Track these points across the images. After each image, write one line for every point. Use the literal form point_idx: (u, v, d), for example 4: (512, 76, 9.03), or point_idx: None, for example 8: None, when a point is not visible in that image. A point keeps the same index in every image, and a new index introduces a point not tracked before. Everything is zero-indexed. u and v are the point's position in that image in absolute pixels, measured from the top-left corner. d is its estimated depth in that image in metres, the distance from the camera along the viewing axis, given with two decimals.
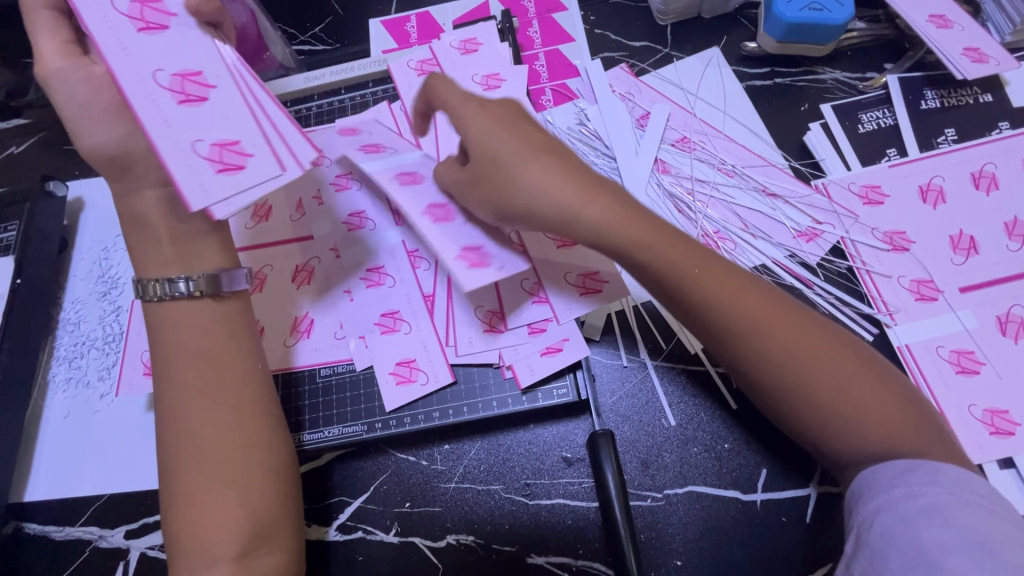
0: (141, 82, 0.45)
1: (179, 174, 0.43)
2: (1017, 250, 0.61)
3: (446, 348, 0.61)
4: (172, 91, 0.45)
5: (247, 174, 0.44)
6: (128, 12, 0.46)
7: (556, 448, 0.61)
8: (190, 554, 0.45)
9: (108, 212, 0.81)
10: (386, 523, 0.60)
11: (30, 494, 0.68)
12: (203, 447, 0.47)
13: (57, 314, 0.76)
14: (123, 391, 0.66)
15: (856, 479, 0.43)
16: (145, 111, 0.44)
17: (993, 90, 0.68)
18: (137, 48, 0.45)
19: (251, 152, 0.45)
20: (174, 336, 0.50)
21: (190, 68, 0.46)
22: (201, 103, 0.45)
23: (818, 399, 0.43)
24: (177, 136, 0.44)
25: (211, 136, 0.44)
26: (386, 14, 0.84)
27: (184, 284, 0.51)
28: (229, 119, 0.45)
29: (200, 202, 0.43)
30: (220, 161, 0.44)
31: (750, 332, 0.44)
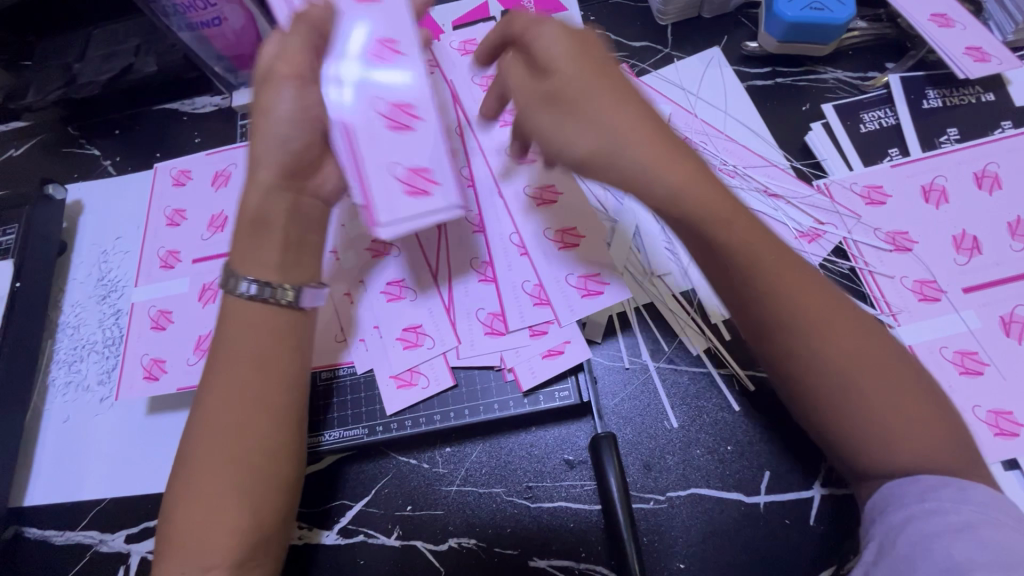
0: (364, 108, 0.46)
1: (372, 190, 0.45)
2: (1021, 250, 0.60)
3: (447, 351, 0.61)
4: (386, 117, 0.46)
5: (431, 203, 0.45)
6: (374, 47, 0.47)
7: (558, 451, 0.60)
8: (186, 552, 0.45)
9: (107, 215, 0.80)
10: (387, 527, 0.60)
11: (30, 497, 0.67)
12: (223, 449, 0.47)
13: (57, 317, 0.76)
14: (122, 394, 0.66)
15: (881, 488, 0.43)
16: (359, 133, 0.46)
17: (994, 90, 0.68)
18: (367, 77, 0.47)
19: (438, 183, 0.46)
20: (235, 332, 0.50)
21: (406, 99, 0.46)
22: (407, 131, 0.46)
23: (858, 408, 0.42)
24: (377, 156, 0.46)
25: (406, 162, 0.46)
26: None
27: (255, 286, 0.50)
28: (426, 148, 0.46)
29: (385, 221, 0.45)
30: (410, 186, 0.45)
31: (808, 332, 0.42)
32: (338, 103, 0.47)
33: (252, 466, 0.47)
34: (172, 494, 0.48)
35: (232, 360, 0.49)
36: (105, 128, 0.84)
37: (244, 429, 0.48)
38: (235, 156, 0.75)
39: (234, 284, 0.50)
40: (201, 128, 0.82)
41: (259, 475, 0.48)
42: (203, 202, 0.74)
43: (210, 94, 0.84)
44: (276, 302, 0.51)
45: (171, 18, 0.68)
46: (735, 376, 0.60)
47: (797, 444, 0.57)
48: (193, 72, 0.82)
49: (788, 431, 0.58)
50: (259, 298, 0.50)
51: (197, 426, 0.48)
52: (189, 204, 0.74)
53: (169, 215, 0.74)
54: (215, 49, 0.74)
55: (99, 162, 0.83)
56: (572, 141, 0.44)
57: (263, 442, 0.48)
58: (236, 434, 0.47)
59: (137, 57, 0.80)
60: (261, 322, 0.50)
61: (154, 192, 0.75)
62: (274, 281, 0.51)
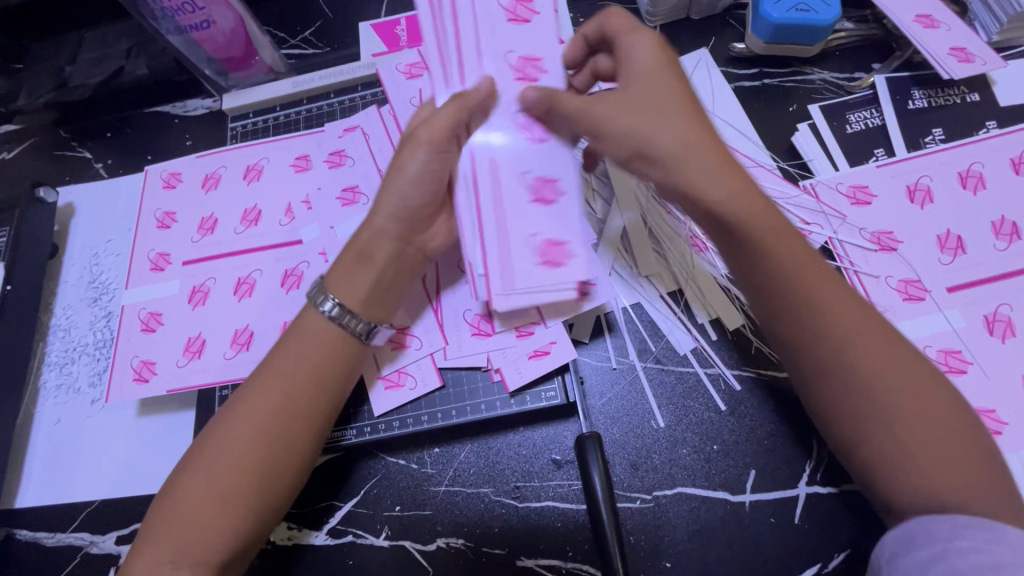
0: (516, 181, 0.55)
1: (514, 257, 0.54)
2: (1005, 249, 0.61)
3: (434, 353, 0.61)
4: (531, 191, 0.55)
5: (565, 271, 0.54)
6: (523, 124, 0.56)
7: (546, 450, 0.61)
8: (171, 540, 0.49)
9: (99, 217, 0.81)
10: (376, 527, 0.60)
11: (22, 499, 0.68)
12: (244, 456, 0.51)
13: (48, 319, 0.76)
14: (113, 396, 0.66)
15: (903, 525, 0.42)
16: (507, 202, 0.54)
17: (980, 90, 0.68)
18: (522, 153, 0.55)
19: (573, 255, 0.54)
20: (291, 340, 0.55)
21: (552, 175, 0.55)
22: (550, 204, 0.55)
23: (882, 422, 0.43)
24: (521, 228, 0.54)
25: (545, 233, 0.54)
26: (376, 17, 0.84)
27: (335, 308, 0.55)
28: (559, 221, 0.55)
29: (522, 282, 0.53)
30: (545, 256, 0.54)
31: (842, 341, 0.44)
32: (489, 169, 0.55)
33: (267, 477, 0.51)
34: (177, 484, 0.51)
35: (284, 372, 0.53)
36: (95, 131, 0.84)
37: (275, 440, 0.52)
38: (225, 159, 0.76)
39: (321, 300, 0.56)
40: (191, 131, 0.82)
41: (269, 487, 0.51)
42: (193, 205, 0.74)
43: (201, 97, 0.84)
44: (349, 330, 0.56)
45: (160, 21, 0.68)
46: (721, 375, 0.61)
47: (782, 444, 0.58)
48: (184, 74, 0.82)
49: (774, 431, 0.58)
50: (336, 320, 0.55)
51: (223, 429, 0.52)
52: (179, 207, 0.74)
53: (159, 218, 0.74)
54: (205, 52, 0.74)
55: (91, 164, 0.83)
56: (646, 135, 0.48)
57: (283, 456, 0.52)
58: (262, 443, 0.51)
59: (129, 59, 0.82)
60: (318, 338, 0.55)
61: (145, 195, 0.76)
62: (354, 311, 0.55)
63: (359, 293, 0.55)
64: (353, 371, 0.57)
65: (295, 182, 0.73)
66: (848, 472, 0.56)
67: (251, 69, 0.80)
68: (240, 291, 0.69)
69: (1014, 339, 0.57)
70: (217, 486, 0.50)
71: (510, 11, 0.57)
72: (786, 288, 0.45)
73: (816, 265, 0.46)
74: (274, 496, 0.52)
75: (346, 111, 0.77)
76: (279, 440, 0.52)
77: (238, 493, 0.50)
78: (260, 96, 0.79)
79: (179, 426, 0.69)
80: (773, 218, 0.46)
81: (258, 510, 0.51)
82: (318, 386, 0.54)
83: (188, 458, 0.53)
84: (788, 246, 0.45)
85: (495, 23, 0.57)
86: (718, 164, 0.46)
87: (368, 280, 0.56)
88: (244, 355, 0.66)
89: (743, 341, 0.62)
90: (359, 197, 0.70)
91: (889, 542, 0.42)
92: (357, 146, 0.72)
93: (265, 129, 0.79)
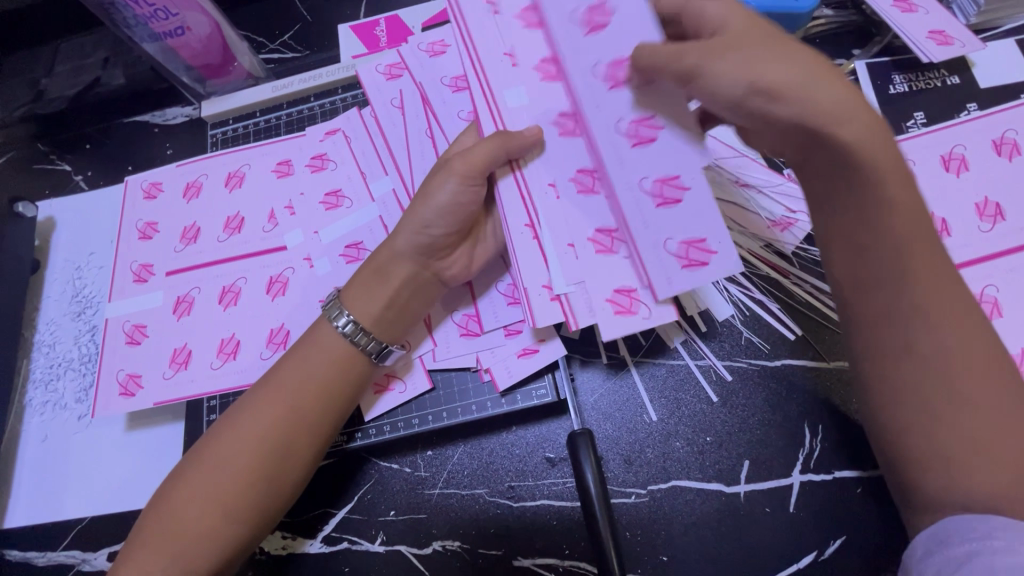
0: (633, 185, 0.46)
1: (625, 205, 0.46)
2: (989, 230, 0.61)
3: (423, 355, 0.61)
4: (653, 196, 0.46)
5: (687, 208, 0.46)
6: (604, 72, 0.48)
7: (538, 449, 0.60)
8: (161, 541, 0.49)
9: (80, 230, 0.80)
10: (371, 533, 0.60)
11: (10, 520, 0.67)
12: (250, 459, 0.50)
13: (32, 336, 0.75)
14: (99, 411, 0.65)
15: (937, 523, 0.39)
16: (626, 206, 0.46)
17: (959, 72, 0.68)
18: (631, 162, 0.47)
19: (690, 187, 0.46)
20: (307, 347, 0.55)
21: (671, 172, 0.46)
22: (678, 205, 0.46)
23: (906, 406, 0.40)
24: (626, 175, 0.47)
25: (681, 234, 0.46)
26: (356, 18, 0.83)
27: (350, 326, 0.55)
28: (671, 155, 0.46)
29: (640, 232, 0.46)
30: (686, 258, 0.46)
31: (906, 328, 0.39)
32: (534, 206, 0.49)
33: (270, 483, 0.51)
34: (175, 487, 0.51)
35: (297, 377, 0.54)
36: (75, 143, 0.83)
37: (280, 447, 0.51)
38: (206, 166, 0.75)
39: (336, 315, 0.56)
40: (172, 140, 0.81)
41: (272, 490, 0.51)
42: (175, 214, 0.73)
43: (181, 105, 0.83)
44: (361, 348, 0.55)
45: (133, 29, 0.67)
46: (712, 367, 0.61)
47: (776, 434, 0.58)
48: (162, 83, 0.81)
49: (766, 421, 0.58)
50: (347, 337, 0.55)
51: (230, 430, 0.52)
52: (161, 217, 0.74)
53: (141, 228, 0.73)
54: (182, 59, 0.73)
55: (71, 178, 0.82)
56: (766, 69, 0.40)
57: (286, 463, 0.52)
58: (265, 450, 0.51)
59: (105, 70, 0.80)
60: (330, 350, 0.55)
61: (126, 206, 0.75)
62: (367, 329, 0.55)
63: (357, 304, 0.55)
64: (360, 389, 0.57)
65: (278, 188, 0.72)
66: (840, 460, 0.56)
67: (229, 75, 0.78)
68: (225, 300, 0.68)
69: (1001, 320, 0.57)
70: (220, 486, 0.50)
71: (537, 69, 0.51)
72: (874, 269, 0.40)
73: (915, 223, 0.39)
74: (272, 501, 0.51)
75: (327, 115, 0.76)
76: (288, 444, 0.52)
77: (238, 497, 0.50)
78: (239, 102, 0.78)
79: (169, 440, 0.68)
80: (902, 177, 0.39)
81: (257, 518, 0.51)
82: (331, 393, 0.54)
83: (191, 454, 0.53)
84: (907, 216, 0.39)
85: (537, 73, 0.51)
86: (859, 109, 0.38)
87: (364, 291, 0.56)
88: (231, 365, 0.65)
89: (732, 333, 0.62)
90: (347, 200, 0.69)
91: (923, 539, 0.40)
92: (339, 149, 0.71)
93: (246, 135, 0.78)
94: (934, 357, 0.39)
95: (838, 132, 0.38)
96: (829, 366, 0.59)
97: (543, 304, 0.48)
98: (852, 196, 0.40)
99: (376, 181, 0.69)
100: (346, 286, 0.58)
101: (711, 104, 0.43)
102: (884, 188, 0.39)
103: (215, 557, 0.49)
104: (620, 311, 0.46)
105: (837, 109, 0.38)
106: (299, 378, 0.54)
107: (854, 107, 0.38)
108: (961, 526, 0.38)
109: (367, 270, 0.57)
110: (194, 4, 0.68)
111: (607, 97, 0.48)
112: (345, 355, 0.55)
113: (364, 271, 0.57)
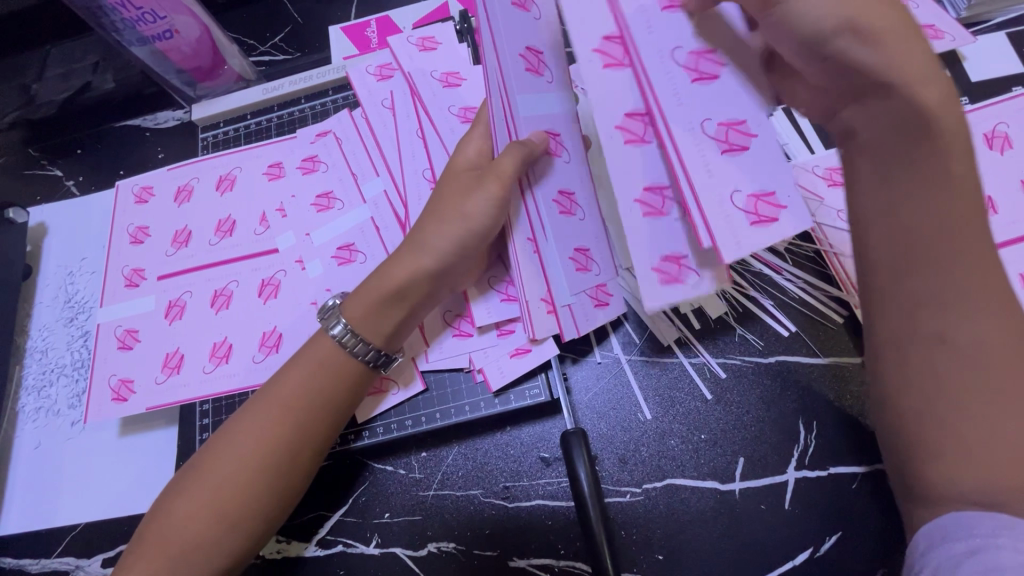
0: (691, 127, 0.42)
1: (687, 149, 0.41)
2: None
3: (417, 357, 0.61)
4: (719, 140, 0.41)
5: (754, 157, 0.41)
6: None
7: (533, 449, 0.60)
8: (160, 547, 0.49)
9: (72, 235, 0.79)
10: (366, 536, 0.60)
11: (4, 527, 0.67)
12: (246, 466, 0.50)
13: (24, 342, 0.75)
14: (92, 417, 0.65)
15: None
16: (686, 151, 0.41)
17: (950, 66, 0.68)
18: (690, 98, 0.42)
19: (756, 133, 0.42)
20: (304, 356, 0.55)
21: (737, 116, 0.42)
22: (745, 152, 0.41)
23: (939, 404, 0.36)
24: (687, 113, 0.42)
25: (749, 186, 0.41)
26: (346, 19, 0.83)
27: (343, 330, 0.54)
28: (733, 97, 0.42)
29: (704, 182, 0.41)
30: (756, 214, 0.40)
31: (949, 315, 0.36)
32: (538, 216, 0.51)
33: (268, 490, 0.51)
34: (173, 497, 0.51)
35: (293, 385, 0.53)
36: (66, 148, 0.83)
37: (278, 454, 0.51)
38: (197, 170, 0.74)
39: (331, 322, 0.55)
40: (163, 143, 0.81)
41: (268, 498, 0.51)
42: (167, 219, 0.73)
43: (171, 108, 0.82)
44: (356, 356, 0.54)
45: (122, 33, 0.67)
46: (706, 364, 0.61)
47: (773, 430, 0.58)
48: (152, 86, 0.81)
49: (761, 418, 0.58)
50: (342, 345, 0.54)
51: (227, 439, 0.52)
52: (152, 221, 0.73)
53: (132, 233, 0.73)
54: (172, 62, 0.73)
55: (62, 183, 0.81)
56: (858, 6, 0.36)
57: (283, 470, 0.51)
58: (262, 457, 0.50)
59: (95, 74, 0.81)
60: (323, 359, 0.54)
61: (117, 211, 0.74)
62: (362, 336, 0.54)
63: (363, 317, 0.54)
64: (358, 398, 0.56)
65: (270, 190, 0.72)
66: (834, 455, 0.56)
67: (220, 78, 0.78)
68: (218, 304, 0.68)
69: None
70: (219, 490, 0.49)
71: (524, 57, 0.48)
72: (926, 246, 0.36)
73: (968, 205, 0.36)
74: (270, 508, 0.51)
75: (318, 117, 0.76)
76: (285, 450, 0.51)
77: (235, 504, 0.49)
78: (230, 105, 0.77)
79: (162, 445, 0.68)
80: (960, 152, 0.36)
81: (255, 524, 0.50)
82: (328, 400, 0.53)
83: (191, 461, 0.53)
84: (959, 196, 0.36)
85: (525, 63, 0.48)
86: (929, 68, 0.36)
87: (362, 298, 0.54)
88: (224, 368, 0.65)
89: (726, 330, 0.62)
90: (339, 202, 0.69)
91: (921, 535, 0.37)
92: (331, 151, 0.71)
93: (236, 138, 0.77)
94: (982, 345, 0.35)
95: (919, 91, 0.36)
96: (821, 361, 0.59)
97: (541, 316, 0.53)
98: (909, 163, 0.37)
99: (367, 182, 0.68)
100: (346, 295, 0.57)
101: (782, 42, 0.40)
102: (943, 159, 0.36)
103: (218, 558, 0.49)
104: (667, 281, 0.43)
105: (915, 68, 0.36)
106: (297, 385, 0.53)
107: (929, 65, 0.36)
108: None
109: (377, 292, 0.53)
110: (182, 7, 0.68)
111: (658, 18, 0.44)
112: (338, 360, 0.54)
113: (366, 280, 0.55)
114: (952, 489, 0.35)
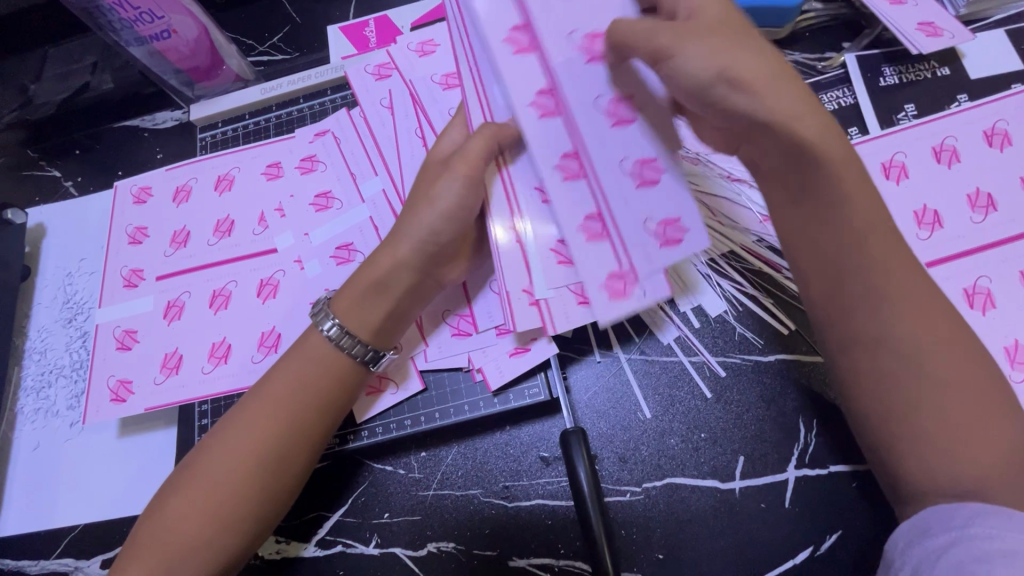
0: (612, 166, 0.45)
1: (608, 188, 0.45)
2: (981, 221, 0.60)
3: (416, 357, 0.61)
4: (634, 176, 0.45)
5: (666, 189, 0.45)
6: (581, 42, 0.46)
7: (533, 448, 0.60)
8: (154, 549, 0.49)
9: (71, 235, 0.79)
10: (366, 536, 0.59)
11: (3, 529, 0.67)
12: (240, 464, 0.50)
13: (23, 343, 0.75)
14: (91, 417, 0.65)
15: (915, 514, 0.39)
16: (609, 188, 0.45)
17: (949, 64, 0.68)
18: (612, 138, 0.45)
19: (668, 169, 0.45)
20: (295, 355, 0.55)
21: (651, 153, 0.45)
22: (656, 186, 0.45)
23: (892, 403, 0.39)
24: (608, 153, 0.45)
25: (659, 213, 0.45)
26: (344, 19, 0.83)
27: (335, 329, 0.54)
28: (648, 137, 0.45)
29: (622, 215, 0.45)
30: (664, 238, 0.45)
31: (890, 322, 0.39)
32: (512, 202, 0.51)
33: (263, 487, 0.50)
34: (167, 498, 0.51)
35: (288, 383, 0.53)
36: (65, 149, 0.83)
37: (272, 452, 0.51)
38: (196, 170, 0.74)
39: (323, 320, 0.55)
40: (162, 143, 0.81)
41: (263, 495, 0.50)
42: (166, 219, 0.73)
43: (169, 109, 0.82)
44: (347, 352, 0.54)
45: (120, 32, 0.67)
46: (706, 363, 0.60)
47: (773, 429, 0.57)
48: (151, 87, 0.81)
49: (761, 416, 0.58)
50: (332, 341, 0.54)
51: (222, 437, 0.52)
52: (150, 221, 0.73)
53: (130, 233, 0.73)
54: (170, 62, 0.73)
55: (61, 183, 0.81)
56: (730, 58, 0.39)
57: (277, 468, 0.51)
58: (256, 456, 0.50)
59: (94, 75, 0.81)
60: (317, 357, 0.54)
61: (115, 211, 0.74)
62: (353, 332, 0.54)
63: (353, 312, 0.54)
64: (353, 395, 0.56)
65: (268, 190, 0.72)
66: (834, 454, 0.56)
67: (218, 78, 0.78)
68: (216, 304, 0.68)
69: (994, 311, 0.57)
70: (214, 489, 0.49)
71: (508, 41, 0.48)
72: (846, 264, 0.40)
73: (877, 222, 0.40)
74: (268, 505, 0.51)
75: (316, 117, 0.76)
76: (279, 447, 0.51)
77: (229, 502, 0.49)
78: (228, 105, 0.77)
79: (161, 446, 0.68)
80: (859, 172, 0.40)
81: (250, 522, 0.50)
82: (323, 398, 0.53)
83: (185, 460, 0.53)
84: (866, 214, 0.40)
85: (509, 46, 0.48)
86: (805, 105, 0.39)
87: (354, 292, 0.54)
88: (223, 369, 0.65)
89: (727, 329, 0.61)
90: (337, 202, 0.69)
91: (902, 531, 0.39)
92: (329, 150, 0.71)
93: (235, 138, 0.77)
94: (924, 344, 0.38)
95: (797, 127, 0.39)
96: (821, 360, 0.58)
97: (523, 308, 0.51)
98: (811, 191, 0.41)
99: (365, 181, 0.68)
100: (337, 292, 0.57)
101: (675, 90, 0.43)
102: (839, 184, 0.40)
103: (213, 557, 0.49)
104: (614, 296, 0.46)
105: (792, 108, 0.39)
106: (292, 384, 0.53)
107: (804, 105, 0.39)
108: (938, 516, 0.37)
109: (362, 283, 0.54)
110: (179, 7, 0.67)
111: (583, 69, 0.46)
112: (334, 361, 0.54)
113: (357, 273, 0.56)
114: (926, 482, 0.38)
